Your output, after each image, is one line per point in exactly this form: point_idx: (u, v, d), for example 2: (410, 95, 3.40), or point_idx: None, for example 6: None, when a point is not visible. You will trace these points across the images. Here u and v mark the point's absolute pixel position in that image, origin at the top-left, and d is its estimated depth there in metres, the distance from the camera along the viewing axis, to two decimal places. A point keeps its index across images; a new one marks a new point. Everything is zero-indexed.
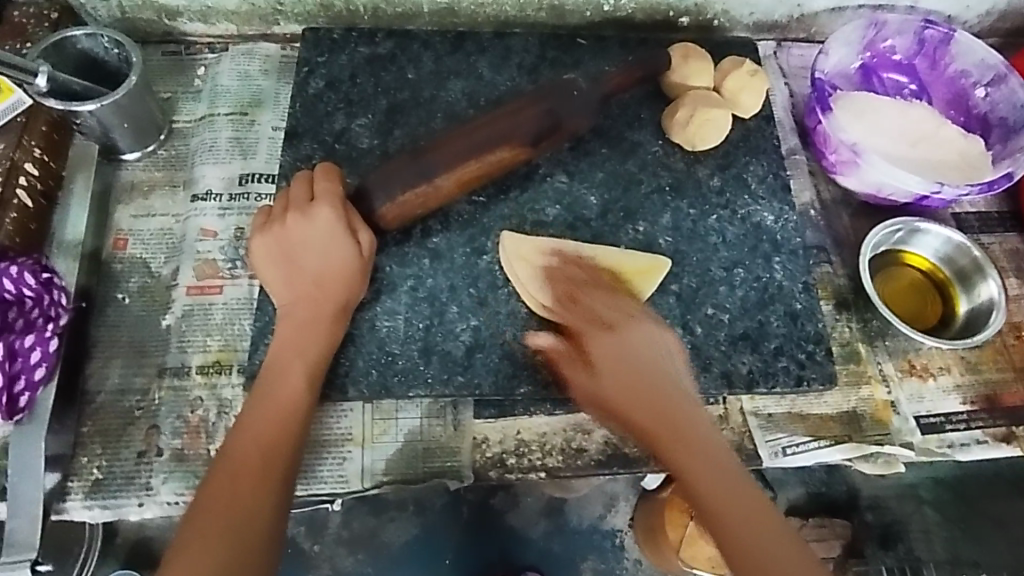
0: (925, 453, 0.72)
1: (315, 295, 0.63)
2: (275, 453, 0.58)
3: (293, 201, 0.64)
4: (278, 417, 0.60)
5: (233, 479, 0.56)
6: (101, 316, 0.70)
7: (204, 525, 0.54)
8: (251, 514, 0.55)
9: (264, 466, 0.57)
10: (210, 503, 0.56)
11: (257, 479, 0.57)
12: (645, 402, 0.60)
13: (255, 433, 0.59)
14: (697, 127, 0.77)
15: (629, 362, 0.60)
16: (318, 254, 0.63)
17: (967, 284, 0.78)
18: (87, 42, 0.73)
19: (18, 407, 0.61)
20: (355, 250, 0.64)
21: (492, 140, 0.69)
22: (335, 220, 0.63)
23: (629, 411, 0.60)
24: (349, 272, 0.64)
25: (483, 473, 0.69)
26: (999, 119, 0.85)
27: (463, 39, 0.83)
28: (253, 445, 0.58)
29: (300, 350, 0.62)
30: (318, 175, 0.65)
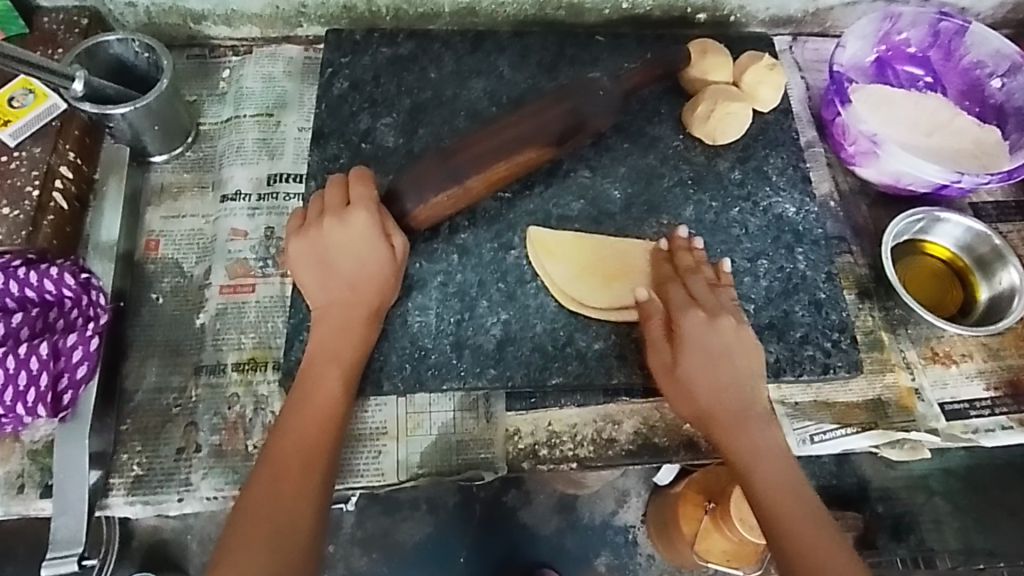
0: (951, 438, 0.73)
1: (351, 299, 0.64)
2: (315, 456, 0.59)
3: (329, 206, 0.65)
4: (317, 419, 0.60)
5: (273, 481, 0.57)
6: (136, 317, 0.71)
7: (247, 526, 0.55)
8: (294, 516, 0.56)
9: (305, 469, 0.58)
10: (253, 505, 0.57)
11: (299, 481, 0.58)
12: (731, 382, 0.64)
13: (295, 435, 0.59)
14: (718, 121, 0.77)
15: (709, 346, 0.65)
16: (353, 258, 0.64)
17: (987, 272, 0.79)
18: (118, 48, 0.74)
19: (62, 404, 0.62)
20: (389, 252, 0.65)
21: (519, 137, 0.70)
22: (370, 224, 0.64)
23: (705, 387, 0.64)
24: (383, 274, 0.65)
25: (516, 464, 0.70)
26: (1015, 109, 0.85)
27: (482, 39, 0.85)
28: (292, 446, 0.59)
29: (336, 354, 0.63)
30: (351, 179, 0.66)
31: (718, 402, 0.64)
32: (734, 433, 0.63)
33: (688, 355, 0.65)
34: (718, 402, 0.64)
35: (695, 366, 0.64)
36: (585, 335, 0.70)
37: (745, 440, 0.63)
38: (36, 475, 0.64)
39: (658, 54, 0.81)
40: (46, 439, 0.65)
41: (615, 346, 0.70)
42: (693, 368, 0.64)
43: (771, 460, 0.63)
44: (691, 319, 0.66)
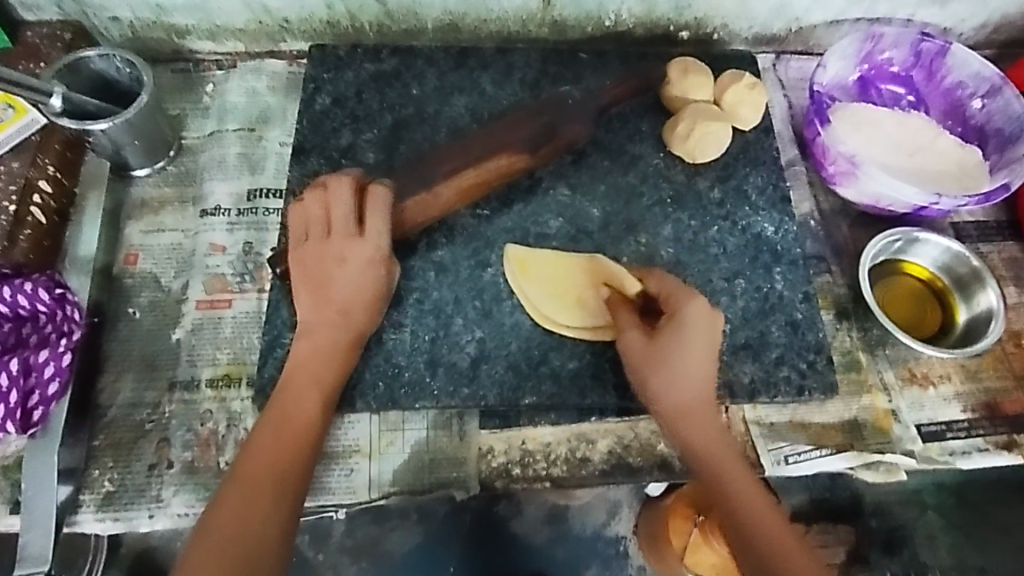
0: (927, 461, 0.73)
1: (343, 321, 0.64)
2: (290, 477, 0.58)
3: (338, 223, 0.64)
4: (292, 437, 0.59)
5: (241, 500, 0.56)
6: (113, 331, 0.72)
7: (210, 550, 0.53)
8: (261, 538, 0.55)
9: (277, 489, 0.57)
10: (217, 528, 0.54)
11: (269, 504, 0.56)
12: (703, 384, 0.62)
13: (269, 452, 0.58)
14: (697, 141, 0.78)
15: (688, 340, 0.61)
16: (353, 281, 0.64)
17: (966, 293, 0.79)
18: (100, 63, 0.75)
19: (32, 420, 0.62)
20: (384, 283, 0.66)
21: (490, 145, 0.73)
22: (375, 254, 0.65)
23: (685, 388, 0.61)
24: (375, 302, 0.65)
25: (489, 483, 0.70)
26: (996, 130, 0.86)
27: (466, 55, 0.85)
28: (264, 464, 0.57)
29: (320, 375, 0.63)
30: (371, 196, 0.65)
31: (688, 414, 0.61)
32: (709, 437, 0.60)
33: (675, 351, 0.61)
34: (691, 411, 0.61)
35: (683, 362, 0.61)
36: (560, 354, 0.70)
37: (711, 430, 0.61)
38: (6, 491, 0.65)
39: (619, 77, 0.83)
40: (18, 454, 0.66)
41: (590, 365, 0.70)
42: (676, 368, 0.61)
43: (737, 463, 0.60)
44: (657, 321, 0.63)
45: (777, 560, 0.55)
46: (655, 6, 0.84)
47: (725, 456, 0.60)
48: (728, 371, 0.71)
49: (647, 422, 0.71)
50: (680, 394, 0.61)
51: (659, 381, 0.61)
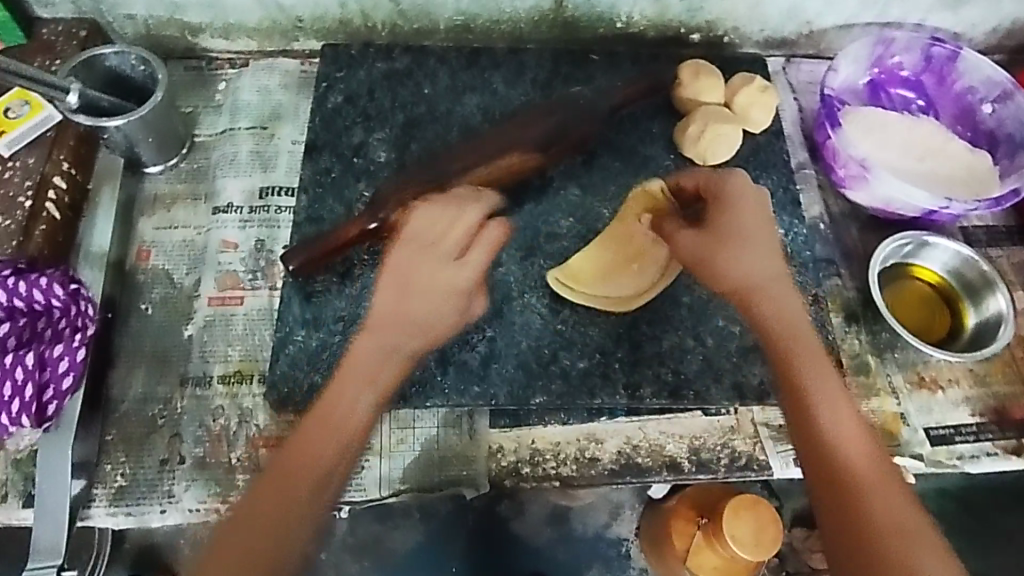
0: (935, 464, 0.73)
1: (410, 334, 0.61)
2: (316, 480, 0.56)
3: (434, 236, 0.63)
4: (327, 449, 0.57)
5: (279, 486, 0.56)
6: (125, 326, 0.72)
7: (247, 526, 0.54)
8: (290, 525, 0.55)
9: (314, 477, 0.57)
10: (255, 505, 0.56)
11: (303, 493, 0.56)
12: (769, 262, 0.65)
13: (306, 459, 0.57)
14: (708, 143, 0.78)
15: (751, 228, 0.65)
16: (430, 299, 0.62)
17: (976, 298, 0.79)
18: (115, 60, 0.75)
19: (47, 414, 0.63)
20: (459, 314, 0.63)
21: (503, 145, 0.73)
22: (466, 284, 0.63)
23: (752, 269, 0.64)
24: (450, 328, 0.63)
25: (499, 482, 0.70)
26: (1006, 135, 0.86)
27: (477, 55, 0.85)
28: (296, 468, 0.57)
29: (374, 391, 0.60)
30: (487, 226, 0.65)
31: (763, 290, 0.64)
32: (777, 313, 0.63)
33: (743, 233, 0.65)
34: (767, 296, 0.64)
35: (752, 244, 0.65)
36: (571, 353, 0.70)
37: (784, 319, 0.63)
38: (19, 484, 0.65)
39: (630, 79, 0.83)
40: (31, 448, 0.66)
41: (600, 365, 0.70)
42: (746, 246, 0.65)
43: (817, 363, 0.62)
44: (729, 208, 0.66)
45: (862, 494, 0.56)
46: (666, 8, 0.85)
47: (807, 349, 0.62)
48: (738, 372, 0.71)
49: (656, 423, 0.72)
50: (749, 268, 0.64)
51: (737, 266, 0.64)
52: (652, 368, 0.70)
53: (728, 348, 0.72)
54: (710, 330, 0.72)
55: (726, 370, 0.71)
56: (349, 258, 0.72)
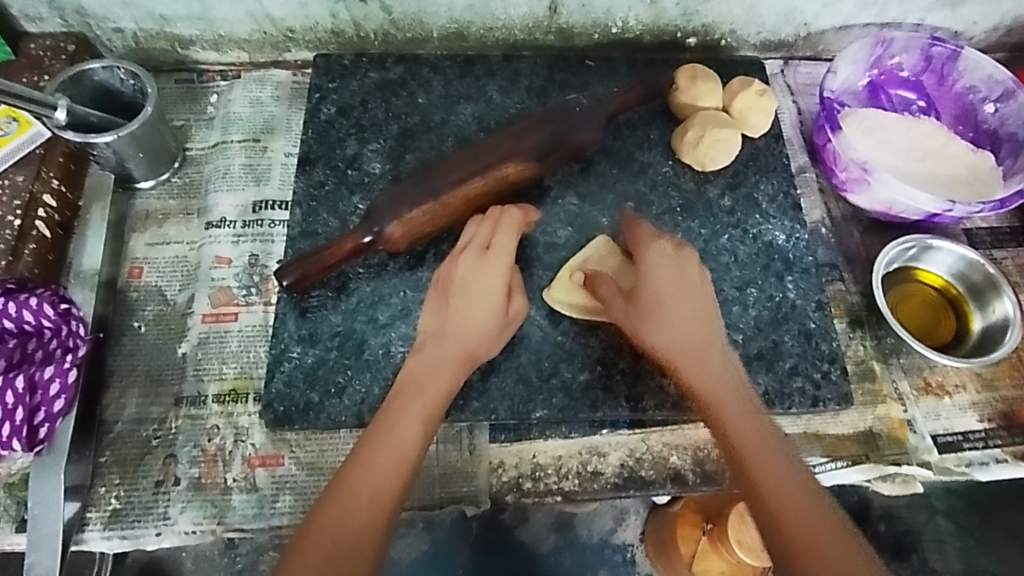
0: (943, 472, 0.72)
1: (454, 340, 0.60)
2: (389, 489, 0.54)
3: (466, 246, 0.64)
4: (395, 460, 0.55)
5: (342, 507, 0.53)
6: (118, 346, 0.71)
7: (309, 556, 0.51)
8: (355, 542, 0.52)
9: (374, 499, 0.53)
10: (319, 529, 0.52)
11: (365, 514, 0.53)
12: (700, 325, 0.62)
13: (377, 471, 0.54)
14: (707, 148, 0.77)
15: (666, 296, 0.62)
16: (470, 303, 0.61)
17: (981, 301, 0.78)
18: (104, 74, 0.74)
19: (38, 438, 0.62)
20: (504, 316, 0.62)
21: (498, 155, 0.71)
22: (500, 277, 0.62)
23: (676, 338, 0.61)
24: (492, 326, 0.62)
25: (500, 498, 0.69)
26: (1008, 134, 0.85)
27: (471, 63, 0.84)
28: (369, 481, 0.54)
29: (432, 400, 0.58)
30: (504, 218, 0.65)
31: (693, 355, 0.61)
32: (710, 391, 0.60)
33: (658, 303, 0.62)
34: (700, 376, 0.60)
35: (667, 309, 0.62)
36: (571, 365, 0.69)
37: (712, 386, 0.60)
38: (11, 509, 0.64)
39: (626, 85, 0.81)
40: (23, 471, 0.65)
41: (601, 377, 0.69)
42: (665, 317, 0.62)
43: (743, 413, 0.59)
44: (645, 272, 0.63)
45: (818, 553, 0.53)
46: (662, 12, 0.84)
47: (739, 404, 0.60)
48: None
49: (659, 434, 0.70)
50: (685, 333, 0.61)
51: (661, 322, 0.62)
52: (654, 379, 0.69)
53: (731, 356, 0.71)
54: None
55: None
56: (345, 273, 0.71)
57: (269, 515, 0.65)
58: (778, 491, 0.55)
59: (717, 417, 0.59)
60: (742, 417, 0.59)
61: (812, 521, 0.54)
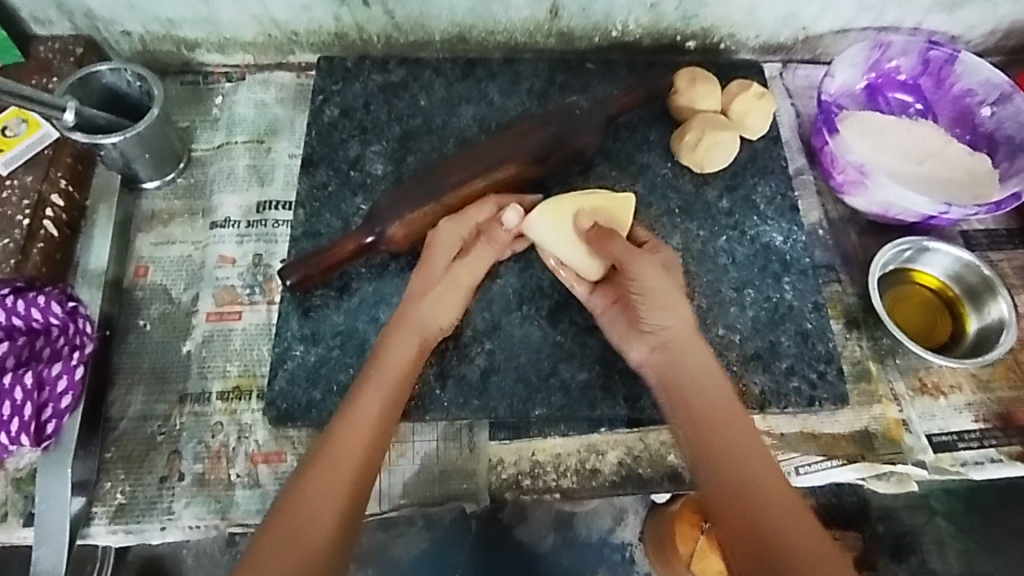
0: (938, 472, 0.72)
1: (415, 320, 0.63)
2: (354, 473, 0.56)
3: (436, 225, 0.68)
4: (359, 445, 0.57)
5: (315, 489, 0.55)
6: (124, 344, 0.72)
7: (281, 532, 0.54)
8: (319, 522, 0.54)
9: (340, 482, 0.56)
10: (293, 508, 0.55)
11: (332, 495, 0.55)
12: (687, 325, 0.63)
13: (344, 455, 0.57)
14: (705, 150, 0.77)
15: (661, 297, 0.63)
16: (427, 280, 0.64)
17: (977, 302, 0.79)
18: (111, 77, 0.76)
19: (46, 434, 0.63)
20: (449, 290, 0.64)
21: (498, 156, 0.72)
22: (446, 251, 0.65)
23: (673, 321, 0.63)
24: (439, 304, 0.64)
25: (500, 495, 0.70)
26: (1005, 137, 0.85)
27: (473, 66, 0.85)
28: (339, 463, 0.56)
29: (394, 380, 0.60)
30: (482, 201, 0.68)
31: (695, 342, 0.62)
32: (700, 375, 0.61)
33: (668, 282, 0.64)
34: (679, 371, 0.62)
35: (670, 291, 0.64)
36: (570, 365, 0.70)
37: (703, 376, 0.61)
38: (19, 504, 0.65)
39: (626, 87, 0.81)
40: (31, 467, 0.66)
41: (599, 376, 0.70)
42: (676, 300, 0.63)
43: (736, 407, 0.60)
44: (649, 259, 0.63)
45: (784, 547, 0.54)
46: (661, 16, 0.84)
47: (724, 399, 0.61)
48: (738, 381, 0.71)
49: (657, 433, 0.71)
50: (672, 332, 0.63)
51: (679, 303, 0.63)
52: None
53: (729, 356, 0.72)
54: (709, 339, 0.72)
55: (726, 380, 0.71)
56: (347, 272, 0.72)
57: None
58: (752, 482, 0.57)
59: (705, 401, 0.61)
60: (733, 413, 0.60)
61: (777, 508, 0.56)
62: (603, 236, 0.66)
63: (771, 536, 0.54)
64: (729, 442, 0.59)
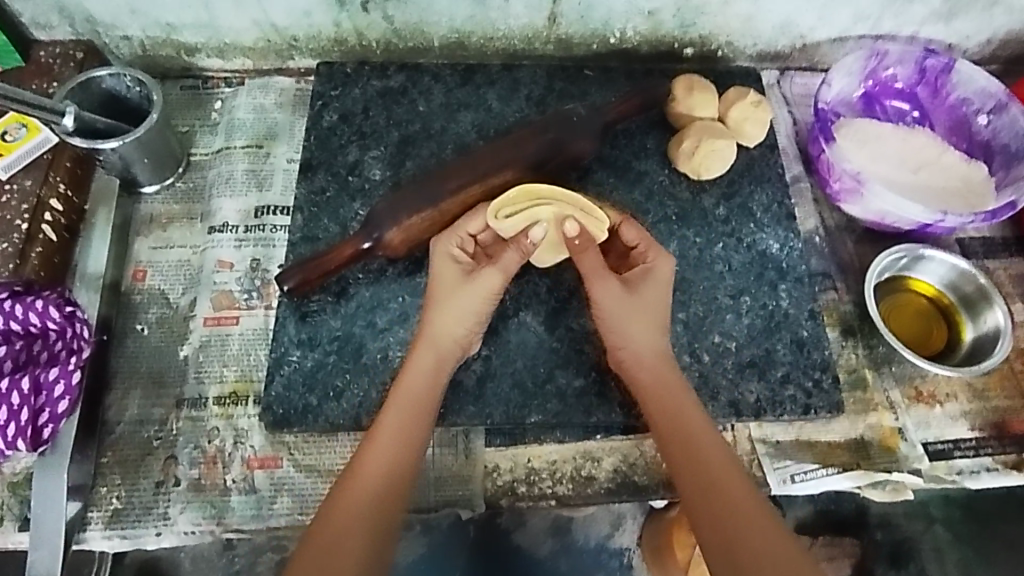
0: (933, 480, 0.73)
1: (434, 339, 0.64)
2: (387, 487, 0.58)
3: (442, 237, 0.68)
4: (388, 460, 0.59)
5: (347, 506, 0.57)
6: (121, 348, 0.72)
7: (316, 548, 0.55)
8: (350, 536, 0.55)
9: (378, 496, 0.57)
10: (327, 525, 0.56)
11: (366, 510, 0.57)
12: (660, 345, 0.64)
13: (371, 471, 0.58)
14: (702, 158, 0.78)
15: (627, 318, 0.64)
16: (442, 296, 0.65)
17: (973, 311, 0.79)
18: (111, 82, 0.76)
19: (42, 439, 0.63)
20: (470, 299, 0.64)
21: (495, 163, 0.72)
22: (455, 267, 0.65)
23: (641, 339, 0.64)
24: (462, 315, 0.64)
25: (495, 501, 0.70)
26: (1001, 146, 0.86)
27: (472, 72, 0.86)
28: (369, 480, 0.58)
29: (416, 397, 0.62)
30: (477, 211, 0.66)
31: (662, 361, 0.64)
32: (663, 388, 0.63)
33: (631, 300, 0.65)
34: (648, 386, 0.63)
35: (631, 310, 0.64)
36: (566, 371, 0.70)
37: (670, 391, 0.63)
38: (14, 508, 0.65)
39: (624, 94, 0.81)
40: (27, 471, 0.66)
41: (595, 383, 0.70)
42: (637, 319, 0.64)
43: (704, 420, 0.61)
44: (611, 285, 0.64)
45: (750, 556, 0.54)
46: (660, 24, 0.85)
47: (691, 411, 0.62)
48: (734, 389, 0.71)
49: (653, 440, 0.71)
50: (641, 347, 0.64)
51: (638, 324, 0.64)
52: None
53: (724, 363, 0.72)
54: (705, 347, 0.73)
55: (722, 387, 0.71)
56: (345, 278, 0.72)
57: (267, 517, 0.66)
58: (725, 490, 0.57)
59: (672, 417, 0.61)
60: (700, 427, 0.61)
61: (747, 514, 0.56)
62: (580, 245, 0.65)
63: (737, 542, 0.55)
64: (693, 447, 0.60)
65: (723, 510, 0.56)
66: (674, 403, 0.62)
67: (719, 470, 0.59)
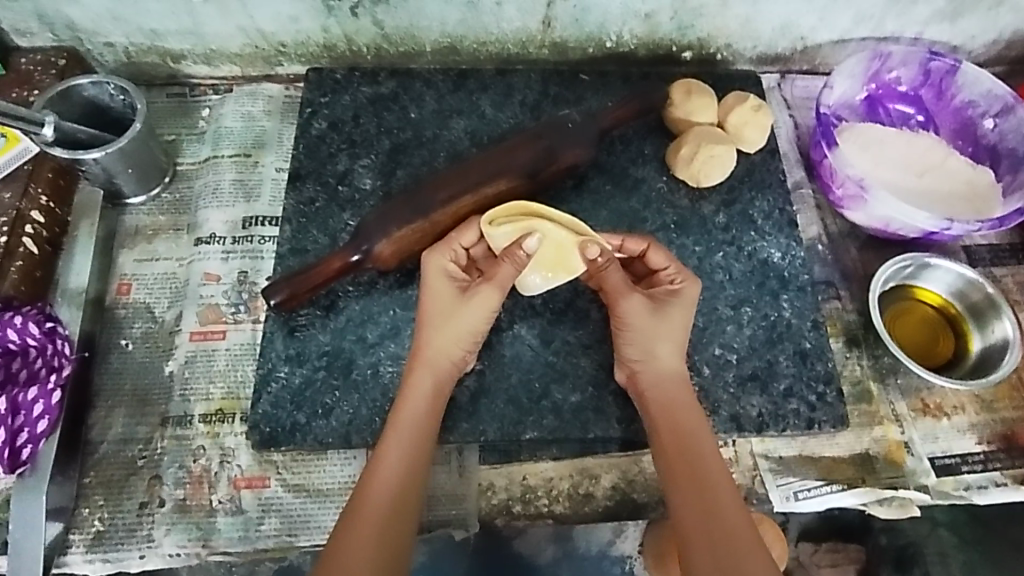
0: (941, 495, 0.70)
1: (431, 361, 0.62)
2: (386, 515, 0.55)
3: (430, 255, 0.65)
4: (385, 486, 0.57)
5: (347, 536, 0.54)
6: (104, 364, 0.70)
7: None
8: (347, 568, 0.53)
9: (376, 524, 0.55)
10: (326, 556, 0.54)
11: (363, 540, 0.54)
12: (676, 368, 0.63)
13: (370, 499, 0.56)
14: (702, 164, 0.76)
15: (651, 335, 0.63)
16: (438, 314, 0.62)
17: (980, 320, 0.77)
18: (93, 90, 0.74)
19: (20, 460, 0.61)
20: (468, 318, 0.62)
21: (487, 173, 0.70)
22: (447, 283, 0.63)
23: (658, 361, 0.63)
24: (461, 335, 0.62)
25: (490, 521, 0.68)
26: (1008, 149, 0.84)
27: (465, 78, 0.84)
28: (368, 508, 0.55)
29: (417, 420, 0.60)
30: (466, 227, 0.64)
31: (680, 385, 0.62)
32: (677, 411, 0.61)
33: (657, 319, 0.63)
34: (664, 409, 0.61)
35: (654, 330, 0.63)
36: (562, 387, 0.68)
37: (686, 417, 0.61)
38: None
39: (621, 99, 0.79)
40: (6, 492, 0.64)
41: (592, 398, 0.68)
42: (659, 338, 0.63)
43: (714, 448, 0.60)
44: (636, 300, 0.63)
45: None
46: (657, 27, 0.83)
47: (704, 437, 0.60)
48: (735, 403, 0.69)
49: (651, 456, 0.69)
50: (658, 369, 0.63)
51: (660, 344, 0.63)
52: None
53: (725, 377, 0.70)
54: (706, 359, 0.71)
55: (723, 402, 0.69)
56: (334, 291, 0.70)
57: (255, 539, 0.64)
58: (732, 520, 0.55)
59: (686, 441, 0.59)
60: (712, 454, 0.59)
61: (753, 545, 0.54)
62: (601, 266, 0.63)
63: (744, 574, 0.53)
64: (705, 473, 0.58)
65: (731, 541, 0.54)
66: (688, 428, 0.60)
67: (727, 500, 0.57)
